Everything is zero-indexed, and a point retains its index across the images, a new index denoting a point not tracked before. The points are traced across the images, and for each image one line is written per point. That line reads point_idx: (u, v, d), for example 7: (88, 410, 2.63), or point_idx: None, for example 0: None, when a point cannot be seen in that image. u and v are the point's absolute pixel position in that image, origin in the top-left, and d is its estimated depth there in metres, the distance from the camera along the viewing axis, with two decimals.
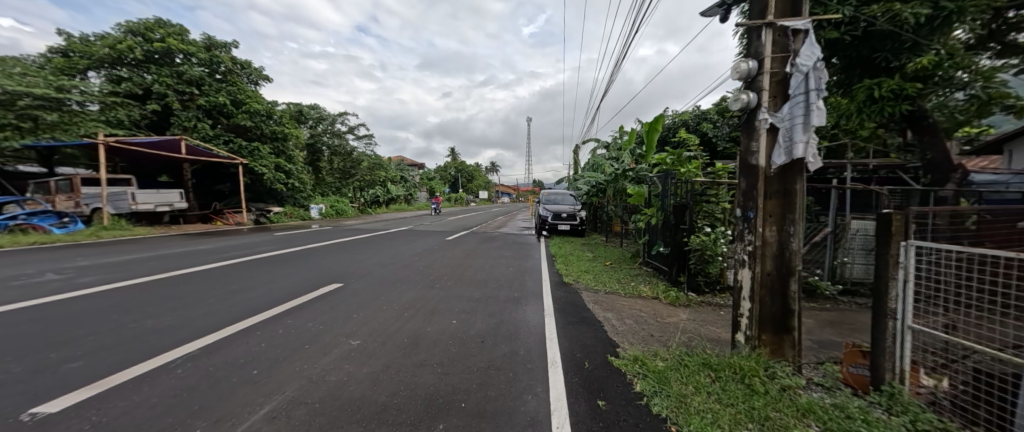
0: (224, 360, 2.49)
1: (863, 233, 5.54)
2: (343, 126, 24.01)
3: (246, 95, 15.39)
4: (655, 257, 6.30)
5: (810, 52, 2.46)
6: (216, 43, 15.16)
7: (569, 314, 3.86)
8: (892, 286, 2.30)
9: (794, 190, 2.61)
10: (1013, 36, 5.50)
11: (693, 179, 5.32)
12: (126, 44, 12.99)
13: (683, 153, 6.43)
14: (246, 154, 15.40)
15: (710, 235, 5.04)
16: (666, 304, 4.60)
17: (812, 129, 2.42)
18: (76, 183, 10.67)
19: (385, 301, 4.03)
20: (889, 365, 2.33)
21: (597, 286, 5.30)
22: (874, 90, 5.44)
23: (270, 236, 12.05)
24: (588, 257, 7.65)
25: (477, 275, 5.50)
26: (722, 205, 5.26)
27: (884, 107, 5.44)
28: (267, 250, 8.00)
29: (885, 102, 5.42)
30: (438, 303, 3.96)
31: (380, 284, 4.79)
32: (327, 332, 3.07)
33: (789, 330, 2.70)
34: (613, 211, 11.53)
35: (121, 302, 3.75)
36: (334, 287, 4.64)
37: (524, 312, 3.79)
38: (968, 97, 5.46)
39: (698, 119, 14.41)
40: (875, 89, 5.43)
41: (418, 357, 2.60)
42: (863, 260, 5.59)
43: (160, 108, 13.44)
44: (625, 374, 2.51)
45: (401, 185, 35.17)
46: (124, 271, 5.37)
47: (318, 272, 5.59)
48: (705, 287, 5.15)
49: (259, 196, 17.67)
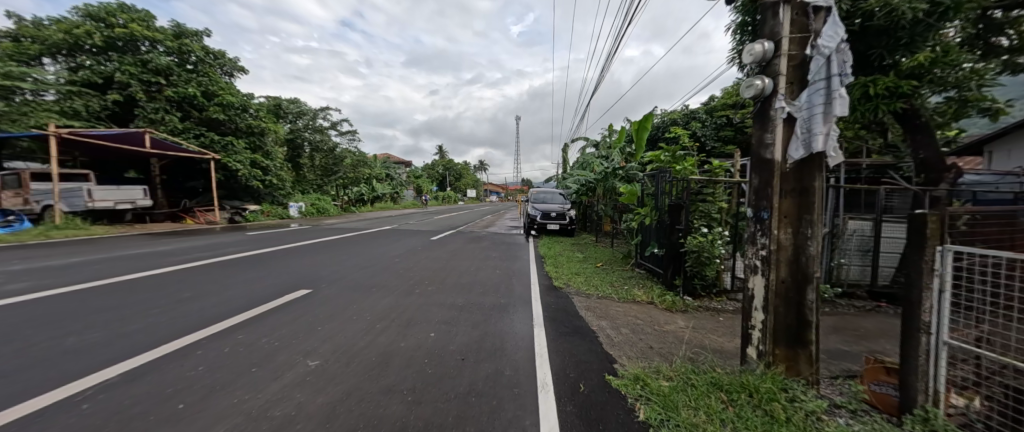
0: (149, 389, 2.06)
1: (860, 234, 5.44)
2: (325, 121, 23.17)
3: (220, 87, 14.56)
4: (648, 258, 6.03)
5: (833, 32, 2.17)
6: (186, 31, 14.33)
7: (561, 322, 3.54)
8: (927, 297, 2.01)
9: (813, 188, 2.33)
10: (996, 37, 5.43)
11: (689, 177, 5.05)
12: (83, 29, 12.02)
13: (678, 150, 6.16)
14: (218, 148, 14.55)
15: (707, 236, 4.82)
16: (662, 310, 4.32)
17: (834, 119, 2.15)
18: (25, 178, 9.77)
19: (355, 310, 3.62)
20: (921, 385, 2.05)
21: (589, 290, 4.99)
22: (869, 87, 5.28)
23: (243, 236, 11.34)
24: (578, 259, 7.35)
25: (461, 279, 5.12)
26: (718, 205, 5.00)
27: (879, 105, 5.33)
28: (235, 252, 7.40)
29: (879, 100, 5.31)
30: (415, 313, 3.54)
31: (353, 291, 4.35)
32: (285, 348, 2.66)
33: (804, 344, 2.39)
34: (604, 210, 11.30)
35: (45, 315, 3.22)
36: (301, 294, 4.19)
37: (511, 321, 3.43)
38: (945, 99, 5.69)
39: (687, 118, 14.48)
40: (869, 87, 5.27)
41: (386, 381, 2.21)
42: (859, 261, 5.45)
43: (122, 98, 12.44)
44: (626, 398, 2.19)
45: (387, 184, 34.30)
46: (63, 276, 4.77)
47: (288, 276, 5.11)
48: (701, 291, 4.91)
49: (233, 194, 16.73)
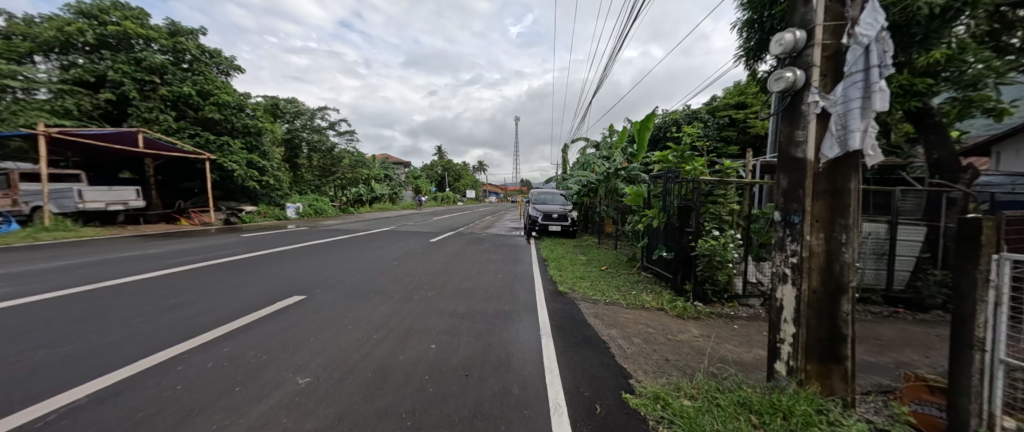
0: (120, 412, 1.85)
1: (874, 236, 5.34)
2: (323, 122, 22.97)
3: (215, 86, 14.32)
4: (655, 262, 5.83)
5: (872, 19, 1.99)
6: (182, 30, 14.14)
7: (570, 331, 3.34)
8: (981, 311, 1.81)
9: (848, 190, 2.13)
10: (1008, 36, 5.23)
11: (699, 178, 4.87)
12: (75, 27, 11.79)
13: (687, 150, 5.96)
14: (214, 148, 14.31)
15: (718, 239, 4.62)
16: (673, 317, 4.12)
17: (873, 115, 1.97)
18: (14, 179, 9.54)
19: (351, 318, 3.41)
20: (975, 408, 1.85)
21: (596, 296, 4.79)
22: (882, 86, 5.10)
23: (238, 238, 11.11)
24: (582, 262, 7.16)
25: (462, 284, 4.91)
26: (729, 207, 4.81)
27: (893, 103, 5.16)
28: (228, 254, 7.17)
29: (893, 98, 5.13)
30: (415, 321, 3.33)
31: (350, 297, 4.14)
32: (274, 363, 2.44)
33: (838, 359, 2.20)
34: (606, 211, 11.13)
35: (17, 325, 3.00)
36: (295, 301, 3.98)
37: (516, 330, 3.23)
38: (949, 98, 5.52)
39: (689, 118, 14.33)
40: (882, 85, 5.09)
41: (382, 402, 2.01)
42: (873, 265, 5.33)
43: (115, 97, 12.17)
44: (647, 420, 1.99)
45: (386, 184, 34.12)
46: (44, 282, 4.54)
47: (282, 281, 4.89)
48: (712, 296, 4.72)
49: (229, 195, 16.48)
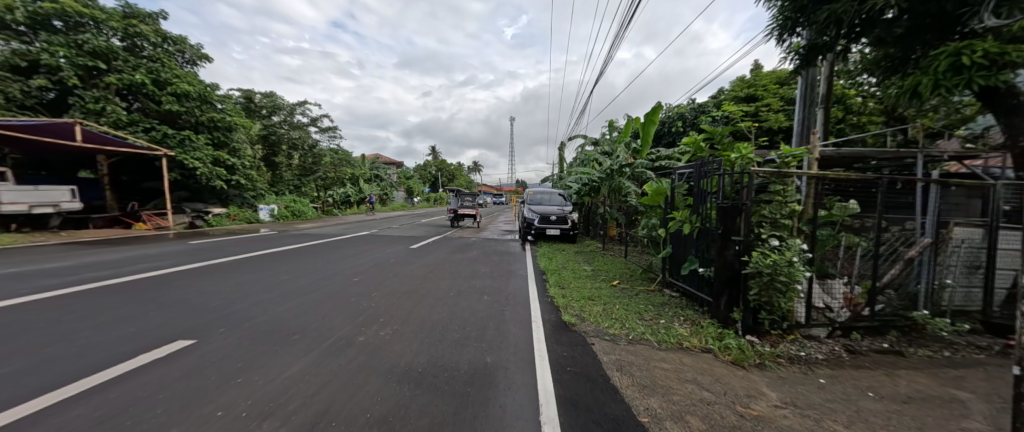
0: None
1: (968, 245, 4.01)
2: (304, 118, 21.50)
3: (174, 75, 12.84)
4: (684, 278, 4.64)
5: None
6: (139, 12, 12.71)
7: (587, 409, 2.06)
8: None
9: None
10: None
11: (751, 169, 3.63)
12: (2, 3, 10.33)
13: (724, 136, 4.70)
14: (173, 144, 12.80)
15: (780, 252, 3.39)
16: (728, 365, 2.88)
17: None
18: None
19: (237, 390, 2.09)
20: None
21: (614, 328, 3.52)
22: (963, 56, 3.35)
23: (189, 244, 9.65)
24: (586, 274, 5.94)
25: (434, 312, 3.66)
26: (790, 207, 3.56)
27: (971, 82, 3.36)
28: (154, 264, 5.81)
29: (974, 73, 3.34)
30: (341, 398, 2.03)
31: (266, 340, 2.83)
32: None
33: None
34: (609, 212, 9.89)
35: None
36: (180, 347, 2.67)
37: (501, 413, 1.95)
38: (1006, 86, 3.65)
39: (696, 112, 13.13)
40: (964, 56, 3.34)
41: None
42: (965, 282, 4.05)
43: (51, 84, 10.72)
44: None
45: (376, 184, 32.72)
46: None
47: (187, 309, 3.52)
48: (768, 327, 3.54)
49: (196, 196, 15.06)
